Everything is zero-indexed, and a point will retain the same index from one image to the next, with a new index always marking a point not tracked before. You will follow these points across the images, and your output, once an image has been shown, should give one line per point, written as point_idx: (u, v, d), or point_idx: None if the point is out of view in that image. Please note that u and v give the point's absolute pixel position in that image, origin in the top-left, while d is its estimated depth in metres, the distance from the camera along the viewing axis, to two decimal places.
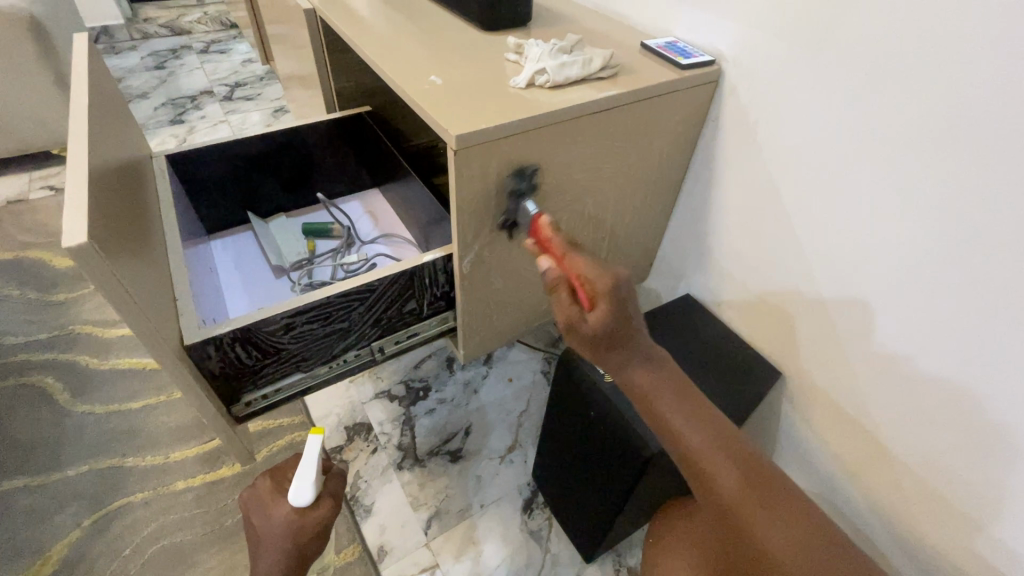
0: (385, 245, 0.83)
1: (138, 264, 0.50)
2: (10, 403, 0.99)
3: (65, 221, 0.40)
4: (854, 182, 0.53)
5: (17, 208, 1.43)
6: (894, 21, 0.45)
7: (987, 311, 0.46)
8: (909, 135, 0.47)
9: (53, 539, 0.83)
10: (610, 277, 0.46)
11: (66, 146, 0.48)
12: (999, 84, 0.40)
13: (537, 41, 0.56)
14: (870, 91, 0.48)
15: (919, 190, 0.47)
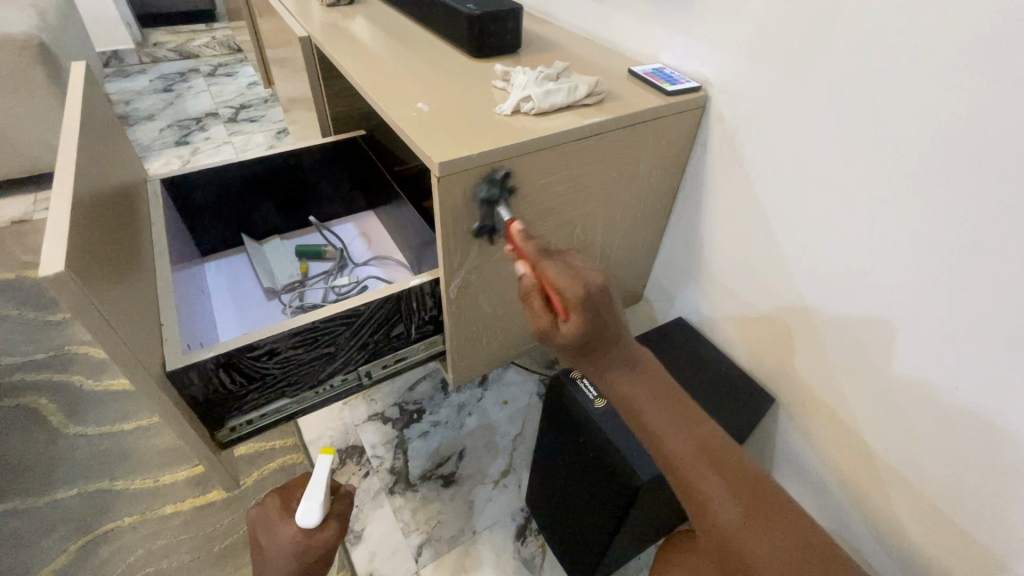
0: (377, 267, 0.84)
1: (124, 290, 0.50)
2: (3, 424, 0.99)
3: (47, 250, 0.40)
4: (851, 196, 0.51)
5: (21, 229, 1.45)
6: (885, 31, 0.44)
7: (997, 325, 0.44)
8: (907, 144, 0.45)
9: (38, 564, 0.81)
10: (582, 286, 0.43)
11: (56, 173, 0.49)
12: (999, 86, 0.39)
13: (524, 68, 0.57)
14: (864, 103, 0.48)
15: (913, 209, 0.47)
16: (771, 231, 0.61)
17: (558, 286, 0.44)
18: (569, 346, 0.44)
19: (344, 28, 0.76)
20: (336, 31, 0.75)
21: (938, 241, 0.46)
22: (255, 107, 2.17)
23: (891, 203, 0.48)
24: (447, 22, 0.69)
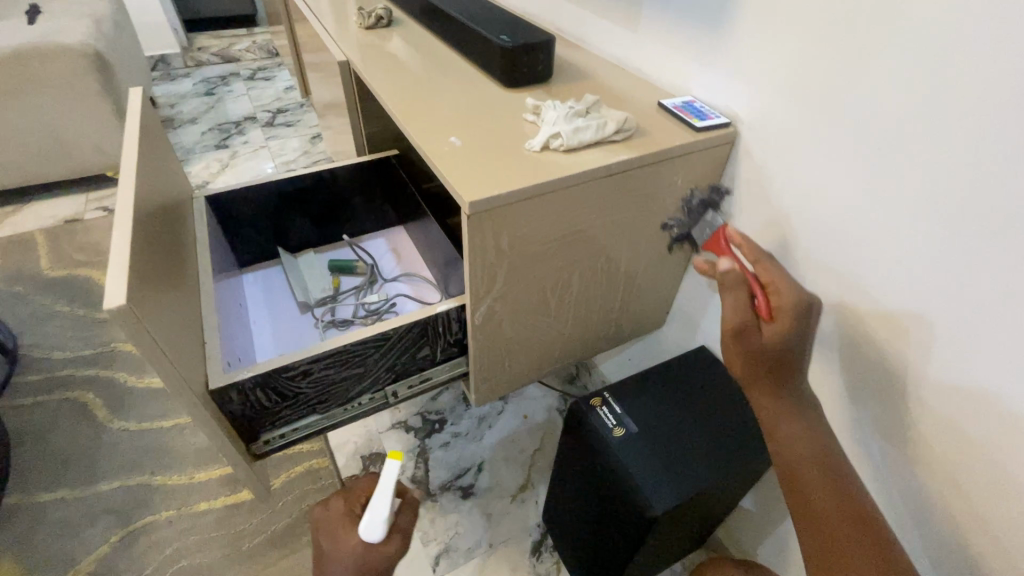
0: (405, 284, 0.86)
1: (173, 310, 0.54)
2: (53, 416, 1.05)
3: (110, 282, 0.44)
4: (877, 236, 0.51)
5: (74, 228, 1.53)
6: (918, 76, 0.44)
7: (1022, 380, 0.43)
8: (935, 189, 0.45)
9: (82, 553, 0.87)
10: (802, 300, 0.51)
11: (116, 202, 0.52)
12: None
13: (555, 104, 0.58)
14: (893, 146, 0.47)
15: (942, 255, 0.46)
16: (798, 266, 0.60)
17: (772, 292, 0.52)
18: (766, 345, 0.51)
19: (382, 53, 0.79)
20: (374, 55, 0.78)
21: (965, 289, 0.45)
22: (292, 112, 2.24)
23: (918, 247, 0.48)
24: (481, 51, 0.71)
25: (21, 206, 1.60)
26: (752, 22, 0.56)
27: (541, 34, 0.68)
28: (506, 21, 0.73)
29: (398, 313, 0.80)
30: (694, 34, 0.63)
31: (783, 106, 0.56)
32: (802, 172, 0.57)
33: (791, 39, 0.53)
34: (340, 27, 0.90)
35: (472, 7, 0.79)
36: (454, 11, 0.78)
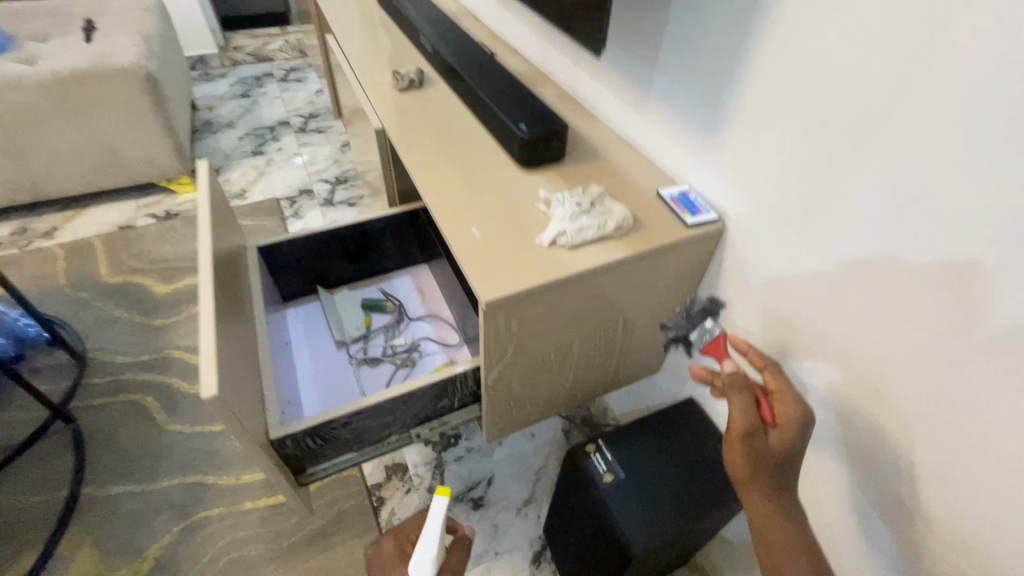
0: (429, 323, 0.97)
1: (241, 371, 0.65)
2: (118, 417, 1.20)
3: (203, 371, 0.55)
4: (840, 329, 0.60)
5: (127, 235, 1.67)
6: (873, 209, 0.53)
7: (944, 469, 0.52)
8: (883, 302, 0.54)
9: (149, 541, 1.01)
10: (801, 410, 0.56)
11: (199, 286, 0.64)
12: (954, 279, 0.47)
13: (564, 200, 0.67)
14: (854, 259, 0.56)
15: (888, 355, 0.55)
16: (781, 341, 0.69)
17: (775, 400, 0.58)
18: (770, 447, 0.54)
19: (415, 123, 0.88)
20: (409, 126, 0.87)
21: (905, 387, 0.54)
22: (323, 117, 2.33)
23: (871, 344, 0.57)
24: (504, 132, 0.80)
25: (79, 211, 1.74)
26: (746, 129, 0.65)
27: (557, 122, 0.76)
28: (527, 103, 0.82)
29: (421, 354, 0.91)
30: (695, 130, 0.72)
31: (771, 204, 0.64)
32: (786, 262, 0.65)
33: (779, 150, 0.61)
34: (378, 88, 0.99)
35: (498, 82, 0.88)
36: (482, 87, 0.86)
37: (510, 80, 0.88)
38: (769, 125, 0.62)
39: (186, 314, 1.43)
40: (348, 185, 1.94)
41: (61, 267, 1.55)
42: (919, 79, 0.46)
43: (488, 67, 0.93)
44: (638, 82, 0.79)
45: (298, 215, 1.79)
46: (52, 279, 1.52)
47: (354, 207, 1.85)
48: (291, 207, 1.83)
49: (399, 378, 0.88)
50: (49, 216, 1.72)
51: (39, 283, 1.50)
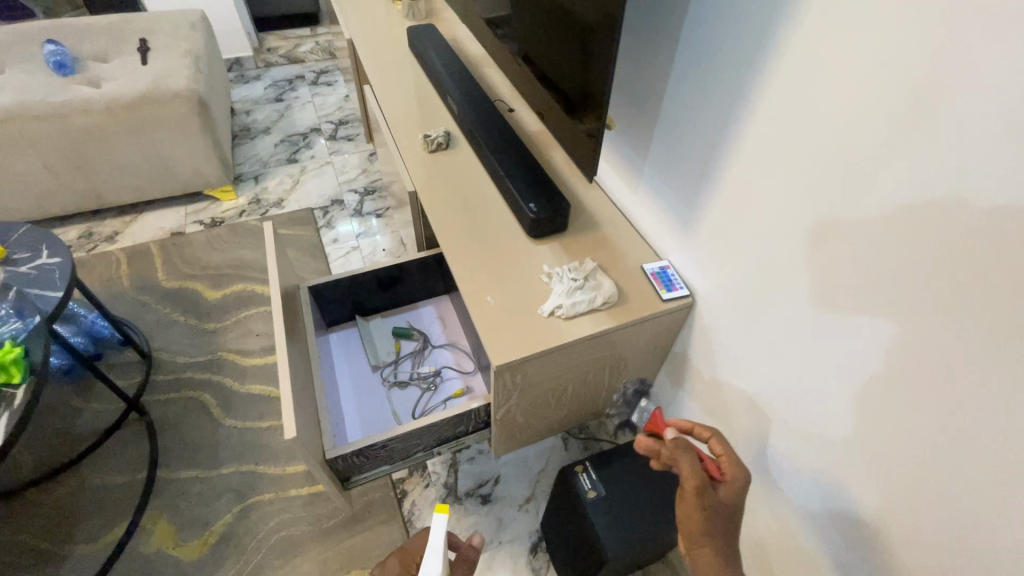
0: (449, 350, 1.14)
1: (303, 405, 0.83)
2: (182, 411, 1.41)
3: (286, 419, 0.76)
4: (778, 384, 0.77)
5: (179, 241, 1.86)
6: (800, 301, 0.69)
7: (849, 505, 0.70)
8: (808, 370, 0.71)
9: (214, 519, 1.22)
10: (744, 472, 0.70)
11: (277, 346, 0.83)
12: (852, 363, 0.64)
13: (562, 276, 0.82)
14: (788, 335, 0.73)
15: (811, 410, 0.72)
16: (741, 395, 0.85)
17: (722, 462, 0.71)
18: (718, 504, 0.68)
19: (444, 188, 1.04)
20: (438, 193, 1.04)
21: (822, 438, 0.71)
22: (352, 124, 2.48)
23: (799, 400, 0.73)
24: (518, 205, 0.95)
25: (136, 217, 1.93)
26: (715, 227, 0.80)
27: (563, 204, 0.92)
28: (539, 182, 0.97)
29: (443, 379, 1.09)
30: (678, 218, 0.87)
31: (733, 288, 0.80)
32: (744, 334, 0.81)
33: (740, 249, 0.77)
34: (412, 148, 1.15)
35: (515, 156, 1.03)
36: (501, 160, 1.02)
37: (526, 154, 1.04)
38: (733, 228, 0.77)
39: (234, 319, 1.63)
40: (376, 196, 2.10)
41: (123, 271, 1.75)
42: (832, 225, 0.62)
43: (507, 138, 1.08)
44: (635, 166, 0.94)
45: (330, 225, 1.97)
46: (117, 282, 1.72)
47: (381, 218, 2.01)
48: (324, 217, 2.00)
49: (423, 400, 1.06)
50: (110, 221, 1.91)
51: (106, 285, 1.71)
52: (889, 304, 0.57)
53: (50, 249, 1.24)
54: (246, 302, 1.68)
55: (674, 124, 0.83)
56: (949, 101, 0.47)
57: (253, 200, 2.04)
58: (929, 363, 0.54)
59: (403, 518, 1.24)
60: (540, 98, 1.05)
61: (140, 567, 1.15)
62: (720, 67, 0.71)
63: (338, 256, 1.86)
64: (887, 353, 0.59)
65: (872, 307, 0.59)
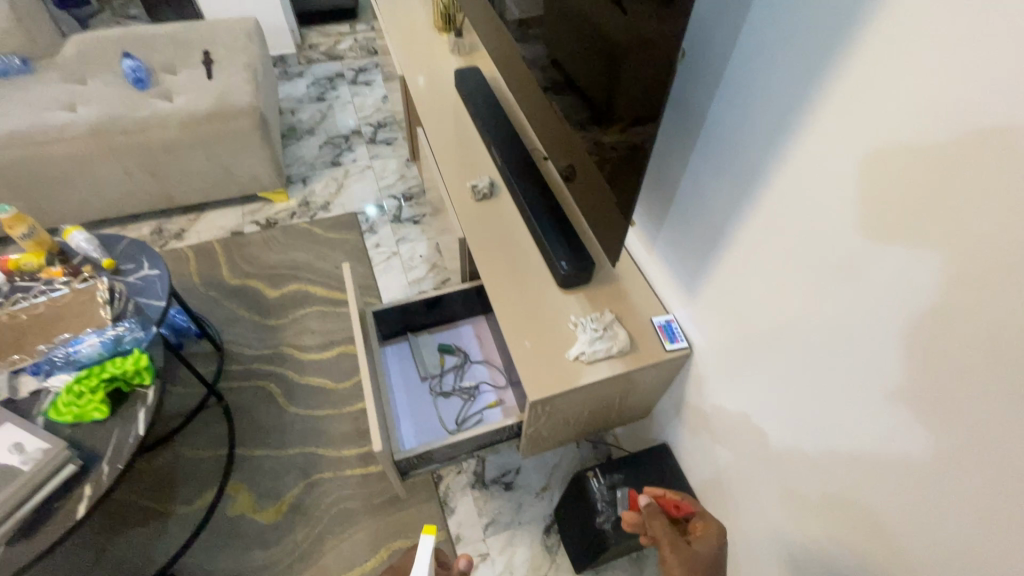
0: (485, 366, 1.36)
1: (376, 416, 1.06)
2: (253, 397, 1.66)
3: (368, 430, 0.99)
4: (749, 429, 0.98)
5: (239, 240, 2.08)
6: (769, 374, 0.89)
7: (790, 527, 0.91)
8: (771, 424, 0.91)
9: (285, 490, 1.48)
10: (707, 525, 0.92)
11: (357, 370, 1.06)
12: (800, 427, 0.84)
13: (585, 327, 1.03)
14: (759, 395, 0.93)
15: (770, 454, 0.93)
16: (722, 429, 1.06)
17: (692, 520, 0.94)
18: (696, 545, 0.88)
19: (488, 236, 1.24)
20: (482, 239, 1.23)
21: (777, 478, 0.92)
22: (390, 127, 2.64)
23: (763, 445, 0.94)
24: (551, 259, 1.14)
25: (200, 216, 2.15)
26: (712, 300, 0.99)
27: (588, 262, 1.12)
28: (568, 239, 1.16)
29: (480, 391, 1.30)
30: (685, 286, 1.06)
31: (722, 350, 0.99)
32: (728, 387, 1.01)
33: (729, 321, 0.96)
34: (460, 193, 1.34)
35: (550, 212, 1.21)
36: (538, 215, 1.20)
37: (559, 210, 1.22)
38: (724, 304, 0.96)
39: (292, 317, 1.86)
40: (413, 202, 2.29)
41: (193, 268, 1.98)
42: (794, 322, 0.81)
43: (543, 193, 1.26)
44: (652, 233, 1.13)
45: (372, 229, 2.17)
46: (188, 278, 1.95)
47: (418, 224, 2.20)
48: (366, 221, 2.20)
49: (464, 411, 1.27)
50: (177, 219, 2.13)
51: (179, 280, 1.94)
52: (828, 393, 0.77)
53: (150, 261, 1.45)
54: (301, 302, 1.90)
55: (685, 211, 1.00)
56: (870, 260, 0.66)
57: (302, 203, 2.25)
58: (849, 438, 0.74)
59: (440, 498, 1.50)
60: (572, 160, 1.23)
61: (227, 528, 1.41)
62: (723, 183, 0.89)
63: (380, 261, 2.07)
64: (824, 423, 0.79)
65: (817, 390, 0.79)
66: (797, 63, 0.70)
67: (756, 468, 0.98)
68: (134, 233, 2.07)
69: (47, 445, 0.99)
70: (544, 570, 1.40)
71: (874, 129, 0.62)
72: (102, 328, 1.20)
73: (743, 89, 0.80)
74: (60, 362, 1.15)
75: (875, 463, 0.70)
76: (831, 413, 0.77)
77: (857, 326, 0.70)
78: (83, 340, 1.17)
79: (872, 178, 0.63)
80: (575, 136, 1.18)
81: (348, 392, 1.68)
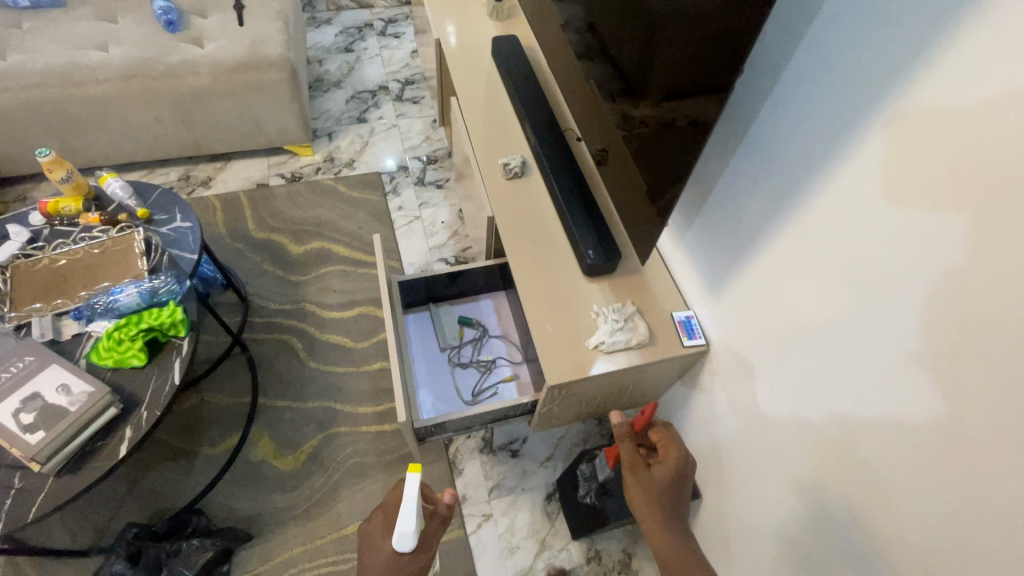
0: (503, 341, 1.40)
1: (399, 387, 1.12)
2: (275, 350, 1.72)
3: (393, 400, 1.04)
4: (753, 425, 1.01)
5: (264, 193, 2.10)
6: (781, 373, 0.92)
7: (781, 525, 0.96)
8: (775, 422, 0.95)
9: (303, 441, 1.56)
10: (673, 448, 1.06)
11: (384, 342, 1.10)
12: (805, 429, 0.87)
13: (607, 317, 1.06)
14: (768, 392, 0.96)
15: (770, 451, 0.97)
16: (728, 424, 1.10)
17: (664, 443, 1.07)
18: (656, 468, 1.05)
19: (515, 216, 1.25)
20: (510, 218, 1.25)
21: (774, 474, 0.97)
22: (417, 85, 2.58)
23: (764, 441, 0.99)
24: (577, 246, 1.16)
25: (226, 164, 2.16)
26: (741, 308, 0.99)
27: (614, 252, 1.13)
28: (596, 227, 1.17)
29: (496, 365, 1.35)
30: (710, 283, 1.07)
31: (747, 356, 1.00)
32: (750, 394, 1.01)
33: (757, 330, 0.96)
34: (490, 170, 1.34)
35: (579, 197, 1.22)
36: (568, 200, 1.21)
37: (589, 196, 1.22)
38: (753, 312, 0.96)
39: (315, 275, 1.90)
40: (437, 165, 2.27)
41: (219, 218, 2.01)
42: (824, 335, 0.81)
43: (574, 177, 1.26)
44: (681, 227, 1.13)
45: (396, 191, 2.17)
46: (214, 228, 1.99)
47: (441, 189, 2.20)
48: (390, 182, 2.20)
49: (478, 373, 1.34)
50: (204, 166, 2.15)
51: (206, 229, 1.98)
52: (835, 400, 0.80)
53: (182, 213, 1.48)
54: (324, 260, 1.94)
55: (723, 215, 1.00)
56: (896, 279, 0.67)
57: (327, 159, 2.25)
58: (868, 453, 0.75)
59: (449, 459, 1.58)
60: (606, 145, 1.22)
61: (250, 471, 1.50)
62: (760, 184, 0.89)
63: (402, 224, 2.08)
64: (839, 435, 0.80)
65: (844, 404, 0.79)
66: (851, 74, 0.69)
67: (757, 466, 1.01)
68: (163, 178, 2.10)
69: (92, 388, 1.06)
70: (543, 533, 1.48)
71: (920, 140, 0.62)
72: (139, 279, 1.25)
73: (787, 92, 0.79)
74: (100, 309, 1.21)
75: (909, 485, 0.69)
76: (858, 429, 0.76)
77: (888, 339, 0.70)
78: (122, 290, 1.22)
79: (914, 189, 0.63)
80: (612, 122, 1.16)
81: (366, 352, 1.74)
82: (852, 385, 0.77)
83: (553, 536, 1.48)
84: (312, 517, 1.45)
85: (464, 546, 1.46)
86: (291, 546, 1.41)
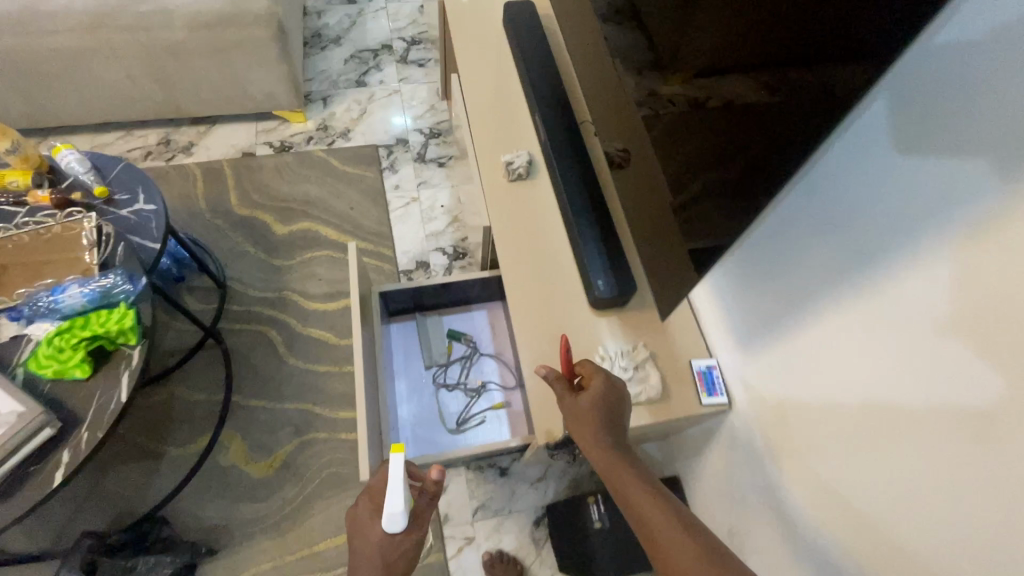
0: (495, 360, 1.25)
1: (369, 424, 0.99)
2: (253, 343, 1.59)
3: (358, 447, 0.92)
4: (778, 516, 0.85)
5: (250, 164, 1.92)
6: (824, 474, 0.75)
7: None
8: (807, 525, 0.78)
9: (278, 446, 1.46)
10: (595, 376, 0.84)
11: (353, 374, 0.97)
12: (847, 550, 0.71)
13: (613, 364, 0.91)
14: (803, 490, 0.79)
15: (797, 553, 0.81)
16: (745, 494, 0.95)
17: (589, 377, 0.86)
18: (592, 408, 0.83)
19: (516, 228, 1.08)
20: (508, 230, 1.08)
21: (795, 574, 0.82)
22: (424, 45, 2.33)
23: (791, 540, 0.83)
24: (585, 273, 0.99)
25: (210, 128, 1.97)
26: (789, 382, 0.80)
27: (628, 284, 0.96)
28: (608, 251, 1.00)
29: (486, 389, 1.21)
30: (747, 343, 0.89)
31: (797, 436, 0.79)
32: (776, 477, 0.85)
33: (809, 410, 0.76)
34: (491, 167, 1.15)
35: (591, 212, 1.04)
36: (578, 216, 1.03)
37: (603, 210, 1.04)
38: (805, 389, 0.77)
39: (300, 260, 1.74)
40: (440, 139, 2.06)
41: (199, 190, 1.85)
42: (892, 451, 0.63)
43: (588, 185, 1.07)
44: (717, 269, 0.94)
45: (393, 168, 1.98)
46: (194, 201, 1.82)
47: (443, 168, 2.00)
48: (387, 157, 2.00)
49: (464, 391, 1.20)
50: (186, 129, 1.96)
51: (185, 202, 1.82)
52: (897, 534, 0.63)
53: (146, 194, 1.31)
54: (310, 244, 1.78)
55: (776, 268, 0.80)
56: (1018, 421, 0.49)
57: (320, 127, 2.05)
58: None
59: None
60: (629, 153, 1.02)
61: (219, 476, 1.41)
62: (825, 242, 0.69)
63: (398, 206, 1.90)
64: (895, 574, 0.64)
65: (939, 521, 0.57)
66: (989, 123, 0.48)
67: (776, 552, 0.87)
68: (140, 141, 1.92)
69: (21, 409, 0.93)
70: (528, 561, 1.39)
71: None
72: (86, 276, 1.10)
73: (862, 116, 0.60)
74: (41, 309, 1.06)
75: None
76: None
77: (1005, 478, 0.50)
78: (64, 289, 1.07)
79: None
80: (641, 128, 0.97)
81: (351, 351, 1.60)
82: (949, 493, 0.56)
83: (538, 565, 1.38)
84: (282, 530, 1.36)
85: (443, 570, 1.36)
86: (259, 561, 1.32)
